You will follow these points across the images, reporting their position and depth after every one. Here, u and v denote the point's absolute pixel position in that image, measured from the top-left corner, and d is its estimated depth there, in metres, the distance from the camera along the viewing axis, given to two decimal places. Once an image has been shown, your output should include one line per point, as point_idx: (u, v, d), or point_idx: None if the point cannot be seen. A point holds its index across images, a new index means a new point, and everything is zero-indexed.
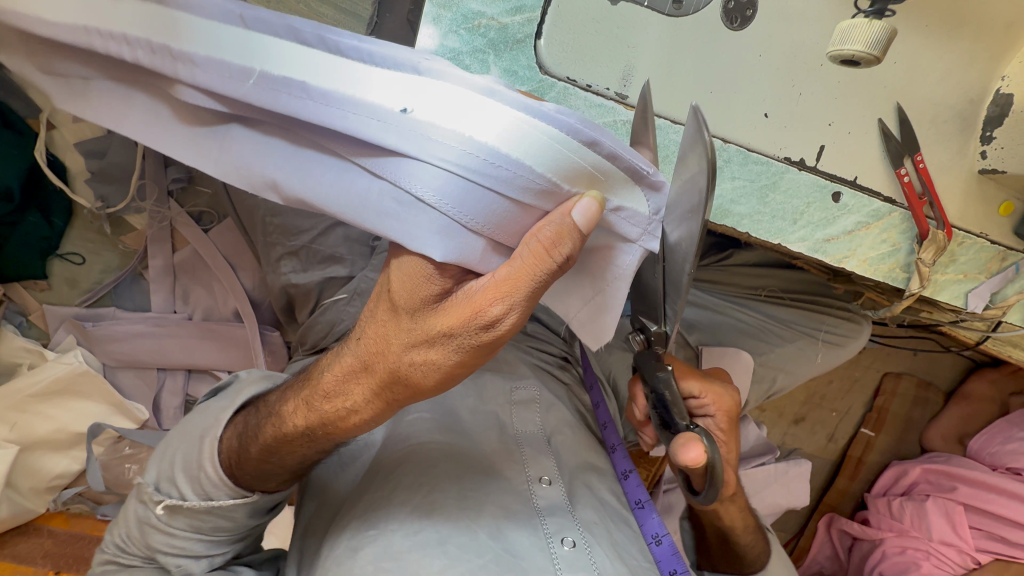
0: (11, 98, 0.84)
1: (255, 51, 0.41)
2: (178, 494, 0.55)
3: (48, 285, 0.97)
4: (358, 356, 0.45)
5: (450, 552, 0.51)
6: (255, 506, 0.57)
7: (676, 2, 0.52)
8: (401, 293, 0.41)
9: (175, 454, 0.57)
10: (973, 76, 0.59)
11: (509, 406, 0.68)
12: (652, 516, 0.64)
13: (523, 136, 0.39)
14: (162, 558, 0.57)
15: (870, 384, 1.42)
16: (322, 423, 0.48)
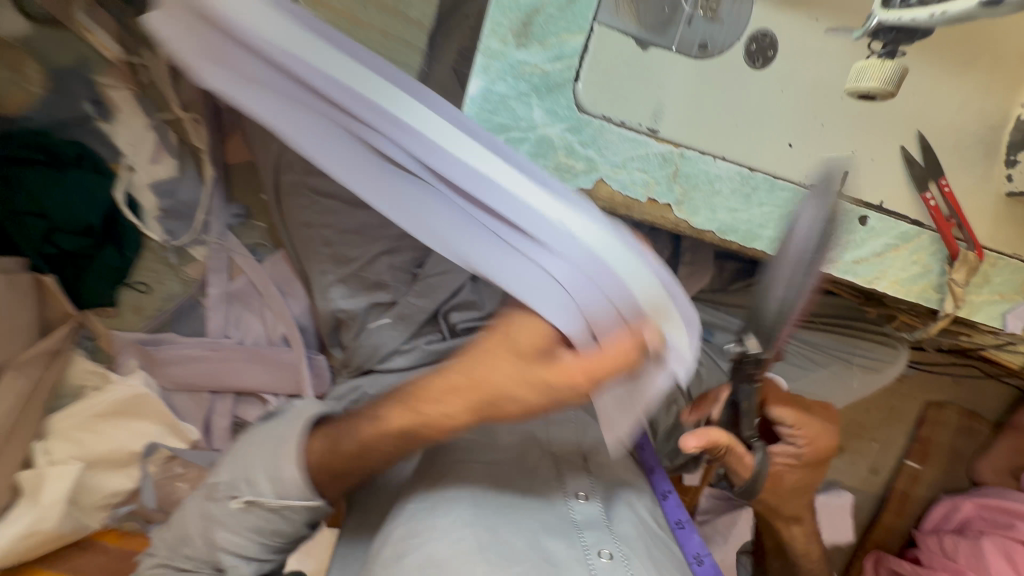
0: (98, 144, 0.95)
1: (447, 136, 0.47)
2: (252, 493, 0.61)
3: (115, 311, 1.05)
4: (463, 383, 0.52)
5: (490, 558, 0.51)
6: (314, 513, 0.63)
7: (701, 45, 0.56)
8: (524, 344, 0.50)
9: (250, 459, 0.62)
10: (992, 104, 0.62)
11: (545, 424, 0.71)
12: (692, 535, 0.70)
13: (637, 269, 0.48)
14: (222, 557, 0.62)
15: (912, 414, 1.38)
16: (417, 431, 0.55)
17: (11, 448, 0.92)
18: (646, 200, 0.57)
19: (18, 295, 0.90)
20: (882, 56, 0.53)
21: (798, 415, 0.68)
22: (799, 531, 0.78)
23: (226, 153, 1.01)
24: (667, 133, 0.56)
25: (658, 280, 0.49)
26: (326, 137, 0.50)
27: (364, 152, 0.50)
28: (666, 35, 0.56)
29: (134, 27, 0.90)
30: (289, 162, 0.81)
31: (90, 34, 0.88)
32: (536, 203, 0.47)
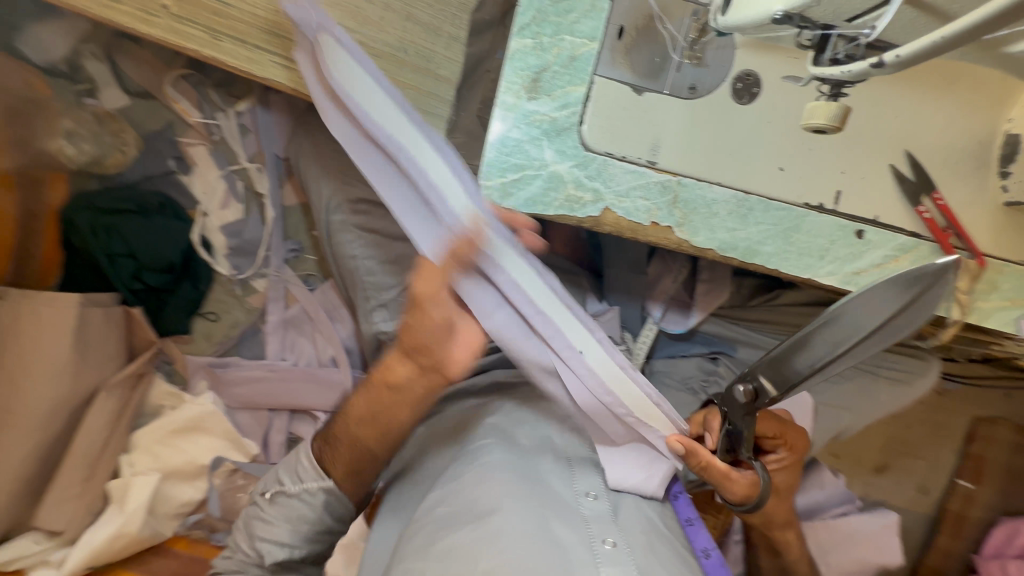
0: (178, 195, 1.11)
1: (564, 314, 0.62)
2: (280, 486, 0.79)
3: (190, 339, 1.18)
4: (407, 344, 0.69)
5: (501, 542, 0.57)
6: (328, 499, 0.77)
7: (692, 87, 0.63)
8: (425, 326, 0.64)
9: (280, 466, 0.82)
10: (978, 121, 0.66)
11: (562, 429, 0.77)
12: (701, 531, 0.72)
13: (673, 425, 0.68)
14: (260, 544, 0.78)
15: (961, 431, 1.33)
16: (380, 393, 0.72)
17: (103, 460, 1.06)
18: (649, 224, 0.64)
19: (111, 325, 1.05)
20: (829, 98, 0.55)
21: (782, 427, 0.76)
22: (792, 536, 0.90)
23: (284, 196, 1.14)
24: (666, 163, 0.63)
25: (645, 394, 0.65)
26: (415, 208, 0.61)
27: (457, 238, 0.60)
28: (659, 79, 0.63)
29: (211, 96, 1.06)
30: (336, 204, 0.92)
31: (176, 103, 1.04)
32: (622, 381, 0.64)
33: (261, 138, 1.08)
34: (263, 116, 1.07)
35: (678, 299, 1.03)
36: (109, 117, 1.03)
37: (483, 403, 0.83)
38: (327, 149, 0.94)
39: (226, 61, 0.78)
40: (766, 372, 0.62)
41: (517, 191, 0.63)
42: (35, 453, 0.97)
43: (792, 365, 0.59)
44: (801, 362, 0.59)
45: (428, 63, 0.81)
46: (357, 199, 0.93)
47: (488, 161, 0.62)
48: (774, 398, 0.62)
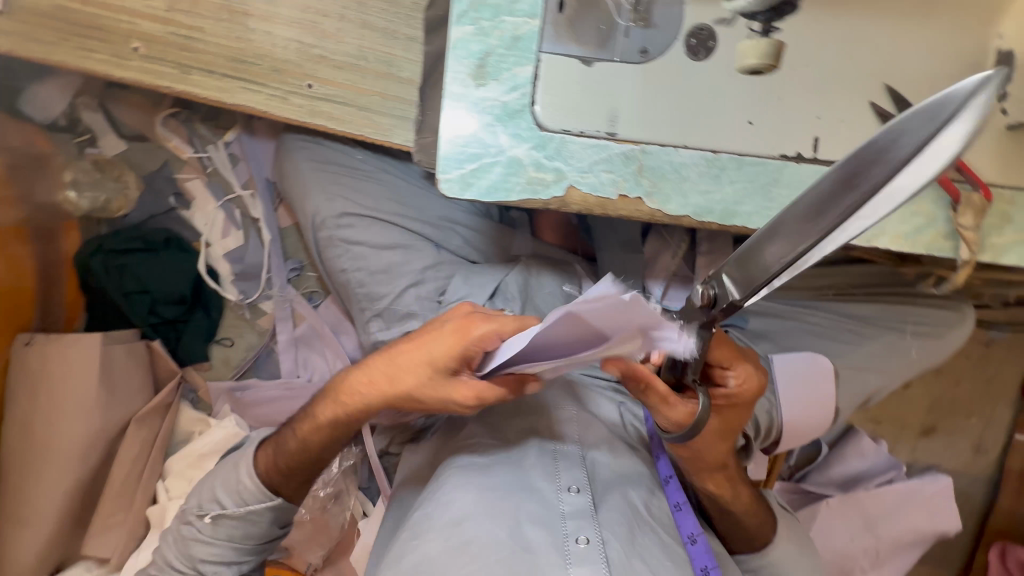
0: (183, 229, 1.15)
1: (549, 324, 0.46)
2: (219, 505, 0.78)
3: (209, 365, 1.22)
4: (379, 388, 0.67)
5: (473, 550, 0.59)
6: (276, 515, 0.79)
7: (643, 51, 0.61)
8: (436, 356, 0.61)
9: (211, 484, 0.80)
10: (965, 42, 0.61)
11: (551, 422, 0.74)
12: (689, 516, 0.70)
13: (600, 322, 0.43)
14: (202, 564, 0.78)
15: (1013, 383, 1.24)
16: (343, 410, 0.71)
17: (140, 487, 1.10)
18: (617, 197, 0.62)
19: (134, 360, 1.11)
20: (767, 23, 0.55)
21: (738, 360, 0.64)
22: (744, 491, 0.75)
23: (279, 219, 1.18)
24: (625, 133, 0.62)
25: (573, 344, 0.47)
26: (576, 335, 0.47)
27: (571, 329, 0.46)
28: (608, 49, 0.61)
29: (200, 130, 1.11)
30: (322, 220, 0.94)
31: (168, 141, 1.11)
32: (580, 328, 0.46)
33: (250, 164, 1.12)
34: (248, 141, 1.11)
35: (681, 275, 0.99)
36: (109, 163, 1.10)
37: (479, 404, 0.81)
38: (304, 167, 0.96)
39: (197, 92, 0.81)
40: (730, 270, 0.44)
41: (477, 180, 0.62)
42: (77, 484, 1.02)
43: (762, 261, 0.42)
44: (769, 256, 0.41)
45: (391, 68, 0.82)
46: (340, 212, 0.93)
47: (445, 153, 0.61)
48: (735, 304, 0.44)
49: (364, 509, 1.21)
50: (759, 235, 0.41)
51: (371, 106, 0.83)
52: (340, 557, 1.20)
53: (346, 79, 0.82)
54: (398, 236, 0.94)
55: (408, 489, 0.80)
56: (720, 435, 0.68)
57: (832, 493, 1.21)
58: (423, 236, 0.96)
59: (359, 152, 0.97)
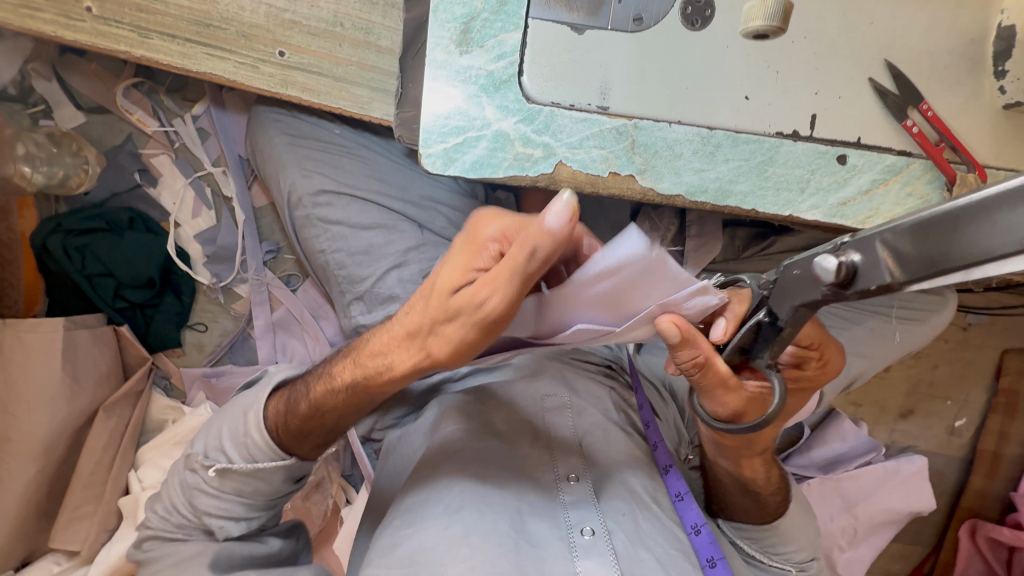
0: (150, 208, 1.09)
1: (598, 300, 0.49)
2: (226, 459, 0.68)
3: (182, 351, 1.17)
4: (403, 328, 0.53)
5: (472, 543, 0.57)
6: (291, 470, 0.69)
7: (637, 18, 0.57)
8: (444, 282, 0.48)
9: (222, 427, 0.70)
10: (965, 19, 0.59)
11: (542, 411, 0.72)
12: (691, 507, 0.66)
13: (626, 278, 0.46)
14: (208, 520, 0.68)
15: (989, 366, 1.26)
16: (362, 372, 0.58)
17: (111, 477, 1.05)
18: (608, 174, 0.59)
19: (100, 345, 1.05)
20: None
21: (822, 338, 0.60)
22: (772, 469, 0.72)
23: (253, 198, 1.12)
24: (618, 107, 0.58)
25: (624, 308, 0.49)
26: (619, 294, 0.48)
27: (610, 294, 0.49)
28: (600, 15, 0.57)
29: (165, 102, 1.05)
30: (298, 198, 0.89)
31: (131, 114, 1.04)
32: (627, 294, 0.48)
33: (221, 140, 1.06)
34: (218, 115, 1.05)
35: (669, 258, 0.98)
36: (66, 136, 1.03)
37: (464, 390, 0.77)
38: (278, 142, 0.91)
39: (158, 59, 0.75)
40: (900, 239, 0.31)
41: (460, 155, 0.58)
42: (42, 476, 0.97)
43: (970, 236, 0.27)
44: (996, 228, 0.26)
45: (370, 37, 0.78)
46: (316, 190, 0.89)
47: (426, 125, 0.57)
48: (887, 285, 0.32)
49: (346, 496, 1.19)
50: (998, 194, 0.26)
51: (349, 79, 0.78)
52: (324, 544, 1.17)
53: (321, 47, 0.77)
54: (378, 216, 0.90)
55: (392, 474, 0.77)
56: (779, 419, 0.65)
57: (813, 475, 1.22)
58: (406, 216, 0.92)
59: (336, 127, 0.92)
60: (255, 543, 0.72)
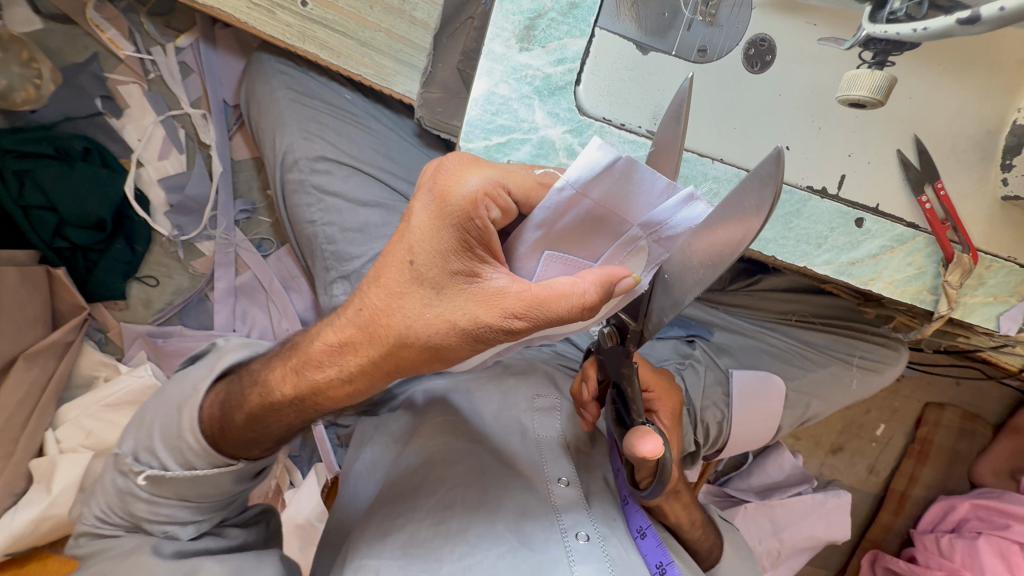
0: (110, 142, 0.97)
1: (573, 234, 0.45)
2: (159, 464, 0.60)
3: (126, 305, 1.06)
4: (360, 321, 0.49)
5: (472, 541, 0.56)
6: (241, 472, 0.62)
7: (701, 50, 0.57)
8: (422, 256, 0.46)
9: (153, 424, 0.62)
10: (988, 109, 0.62)
11: (531, 411, 0.69)
12: (637, 510, 0.63)
13: (588, 193, 0.41)
14: (148, 526, 0.61)
15: (912, 414, 1.36)
16: (304, 385, 0.53)
17: (25, 435, 0.91)
18: None
19: (30, 287, 0.91)
20: (872, 67, 0.53)
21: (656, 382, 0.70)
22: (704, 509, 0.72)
23: (233, 149, 1.02)
24: None
25: (599, 235, 0.45)
26: (590, 222, 0.44)
27: (584, 223, 0.44)
28: (666, 39, 0.56)
29: (145, 25, 0.93)
30: (293, 161, 0.82)
31: (102, 32, 0.93)
32: (601, 219, 0.43)
33: (205, 80, 0.95)
34: (206, 52, 0.94)
35: None
36: (14, 40, 0.91)
37: (451, 381, 0.74)
38: (279, 96, 0.83)
39: None
40: None
41: (501, 156, 0.56)
42: None
43: None
44: None
45: (405, 7, 0.72)
46: (316, 156, 0.82)
47: (472, 119, 0.56)
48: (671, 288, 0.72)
49: (291, 478, 1.07)
50: None
51: (371, 52, 0.73)
52: None
53: (349, 5, 0.71)
54: (379, 194, 0.84)
55: (363, 469, 0.70)
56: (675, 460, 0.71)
57: (750, 499, 1.29)
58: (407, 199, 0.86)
59: (347, 92, 0.86)
60: (211, 538, 0.65)
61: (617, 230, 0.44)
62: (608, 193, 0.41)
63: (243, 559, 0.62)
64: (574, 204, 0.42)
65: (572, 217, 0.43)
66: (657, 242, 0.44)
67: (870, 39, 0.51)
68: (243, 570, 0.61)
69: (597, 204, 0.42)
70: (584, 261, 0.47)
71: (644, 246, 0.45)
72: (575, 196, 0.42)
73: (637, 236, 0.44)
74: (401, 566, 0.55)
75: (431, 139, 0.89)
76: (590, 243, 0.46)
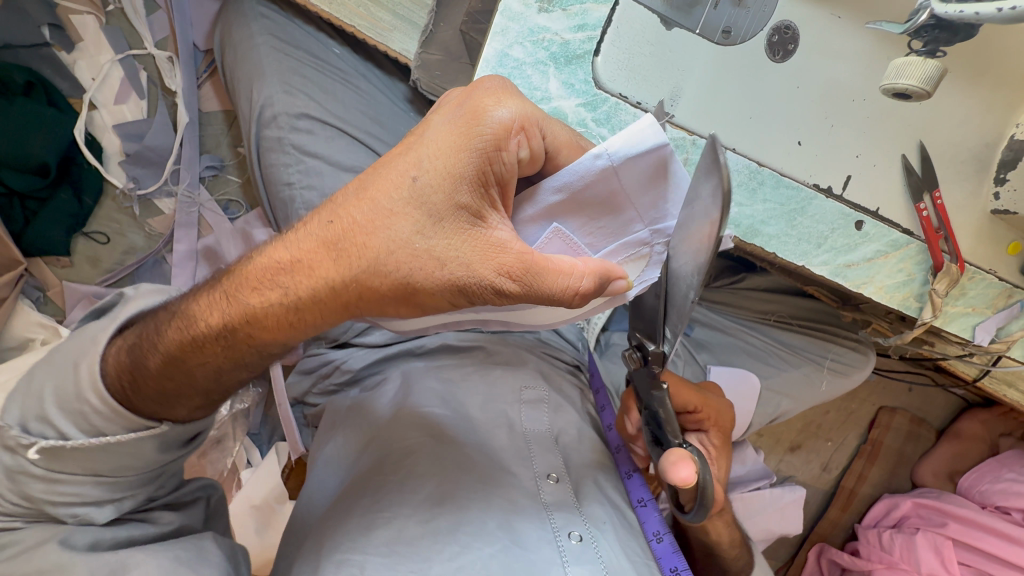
0: (58, 78, 0.87)
1: (585, 211, 0.45)
2: (54, 434, 0.51)
3: (70, 262, 0.95)
4: (329, 237, 0.43)
5: (461, 539, 0.53)
6: (165, 438, 0.54)
7: (725, 31, 0.54)
8: (428, 174, 0.42)
9: (44, 389, 0.52)
10: (989, 122, 0.62)
11: (518, 403, 0.67)
12: (653, 513, 0.66)
13: (621, 169, 0.42)
14: (51, 509, 0.53)
15: (867, 417, 1.41)
16: (238, 312, 0.45)
17: None
18: None
19: None
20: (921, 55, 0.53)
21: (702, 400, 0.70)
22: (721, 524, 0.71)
23: (202, 99, 0.94)
24: (682, 118, 0.55)
25: (608, 225, 0.45)
26: (608, 205, 0.44)
27: (601, 205, 0.45)
28: (691, 16, 0.53)
29: None
30: (271, 116, 0.75)
31: None
32: (617, 206, 0.44)
33: (174, 19, 0.86)
34: None
35: None
36: None
37: (428, 365, 0.71)
38: (259, 43, 0.76)
39: None
40: None
41: None
42: None
43: None
44: None
45: None
46: (297, 113, 0.75)
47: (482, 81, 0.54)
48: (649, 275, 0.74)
49: (249, 458, 1.00)
50: None
51: (368, 7, 0.69)
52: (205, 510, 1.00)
53: None
54: (365, 160, 0.77)
55: (335, 451, 0.66)
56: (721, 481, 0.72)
57: None
58: None
59: (336, 47, 0.80)
60: (135, 523, 0.57)
61: (626, 225, 0.45)
62: (637, 181, 0.43)
63: (182, 549, 0.56)
64: (604, 178, 0.43)
65: (595, 193, 0.44)
66: (659, 250, 0.45)
67: (925, 26, 0.51)
68: (184, 563, 0.54)
69: (624, 188, 0.43)
70: (582, 247, 0.47)
71: (645, 253, 0.46)
72: (607, 170, 0.42)
73: (643, 239, 0.45)
74: (387, 564, 0.51)
75: (423, 105, 0.84)
76: (596, 229, 0.46)
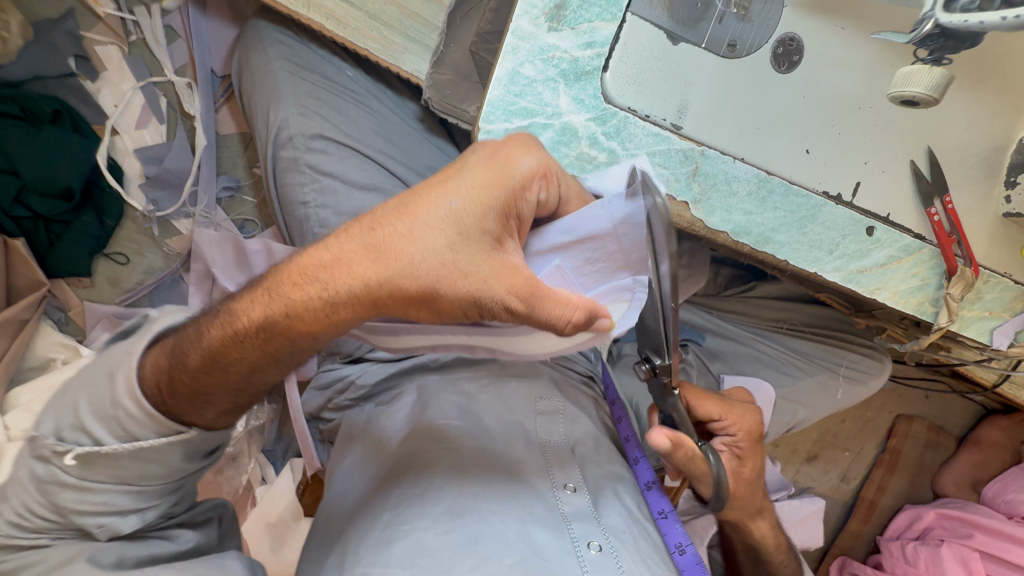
0: (82, 106, 0.90)
1: (584, 253, 0.47)
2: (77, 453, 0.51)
3: (91, 283, 0.98)
4: (369, 242, 0.43)
5: (481, 551, 0.53)
6: (190, 447, 0.54)
7: (730, 44, 0.56)
8: (462, 199, 0.44)
9: (79, 400, 0.53)
10: (996, 126, 0.63)
11: (534, 414, 0.68)
12: (675, 525, 0.66)
13: (624, 219, 0.45)
14: (77, 519, 0.53)
15: (884, 426, 1.39)
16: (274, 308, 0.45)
17: None
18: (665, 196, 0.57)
19: None
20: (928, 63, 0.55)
21: (724, 407, 0.68)
22: (766, 526, 0.74)
23: (219, 123, 0.97)
24: (691, 130, 0.57)
25: (599, 269, 0.47)
26: (604, 251, 0.47)
27: (599, 250, 0.47)
28: (697, 31, 0.55)
29: None
30: (287, 137, 0.77)
31: None
32: (612, 254, 0.47)
33: (193, 45, 0.89)
34: (196, 17, 0.88)
35: None
36: None
37: (444, 378, 0.71)
38: (276, 68, 0.79)
39: None
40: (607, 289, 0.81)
41: None
42: None
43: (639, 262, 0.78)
44: None
45: None
46: (313, 133, 0.77)
47: (494, 99, 0.54)
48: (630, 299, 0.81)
49: (264, 474, 1.01)
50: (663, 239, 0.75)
51: (380, 30, 0.71)
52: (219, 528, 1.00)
53: None
54: (379, 178, 0.79)
55: (354, 464, 0.67)
56: (753, 486, 0.71)
57: None
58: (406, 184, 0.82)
59: (349, 70, 0.82)
60: (156, 541, 0.58)
61: (617, 273, 0.47)
62: (633, 239, 0.45)
63: (203, 566, 0.56)
64: (608, 226, 0.45)
65: (595, 238, 0.46)
66: (640, 297, 0.48)
67: (929, 34, 0.53)
68: None
69: (623, 241, 0.46)
70: (574, 286, 0.48)
71: (628, 299, 0.48)
72: (611, 219, 0.45)
73: (627, 285, 0.48)
74: None
75: (432, 123, 0.86)
76: (588, 271, 0.48)
